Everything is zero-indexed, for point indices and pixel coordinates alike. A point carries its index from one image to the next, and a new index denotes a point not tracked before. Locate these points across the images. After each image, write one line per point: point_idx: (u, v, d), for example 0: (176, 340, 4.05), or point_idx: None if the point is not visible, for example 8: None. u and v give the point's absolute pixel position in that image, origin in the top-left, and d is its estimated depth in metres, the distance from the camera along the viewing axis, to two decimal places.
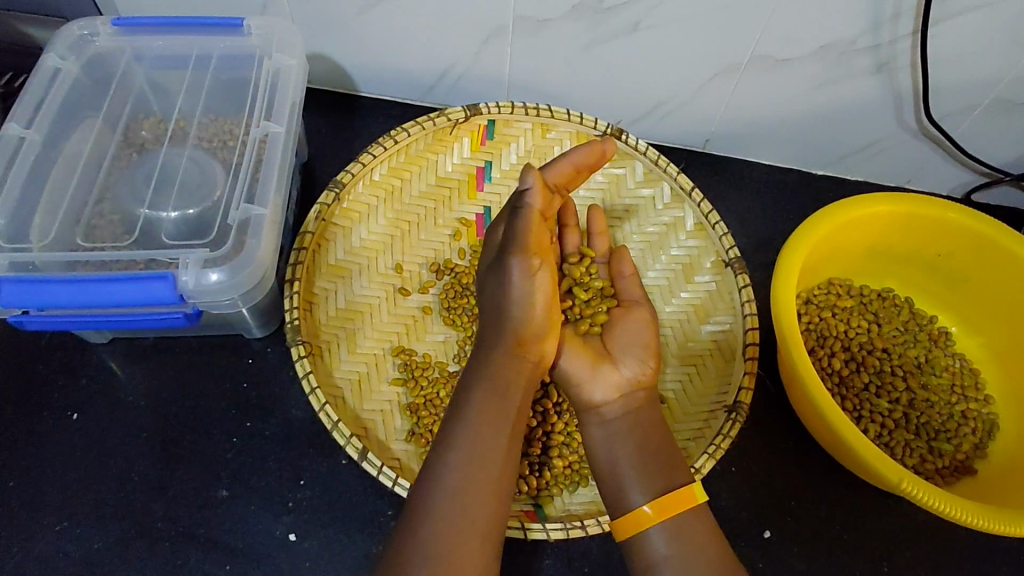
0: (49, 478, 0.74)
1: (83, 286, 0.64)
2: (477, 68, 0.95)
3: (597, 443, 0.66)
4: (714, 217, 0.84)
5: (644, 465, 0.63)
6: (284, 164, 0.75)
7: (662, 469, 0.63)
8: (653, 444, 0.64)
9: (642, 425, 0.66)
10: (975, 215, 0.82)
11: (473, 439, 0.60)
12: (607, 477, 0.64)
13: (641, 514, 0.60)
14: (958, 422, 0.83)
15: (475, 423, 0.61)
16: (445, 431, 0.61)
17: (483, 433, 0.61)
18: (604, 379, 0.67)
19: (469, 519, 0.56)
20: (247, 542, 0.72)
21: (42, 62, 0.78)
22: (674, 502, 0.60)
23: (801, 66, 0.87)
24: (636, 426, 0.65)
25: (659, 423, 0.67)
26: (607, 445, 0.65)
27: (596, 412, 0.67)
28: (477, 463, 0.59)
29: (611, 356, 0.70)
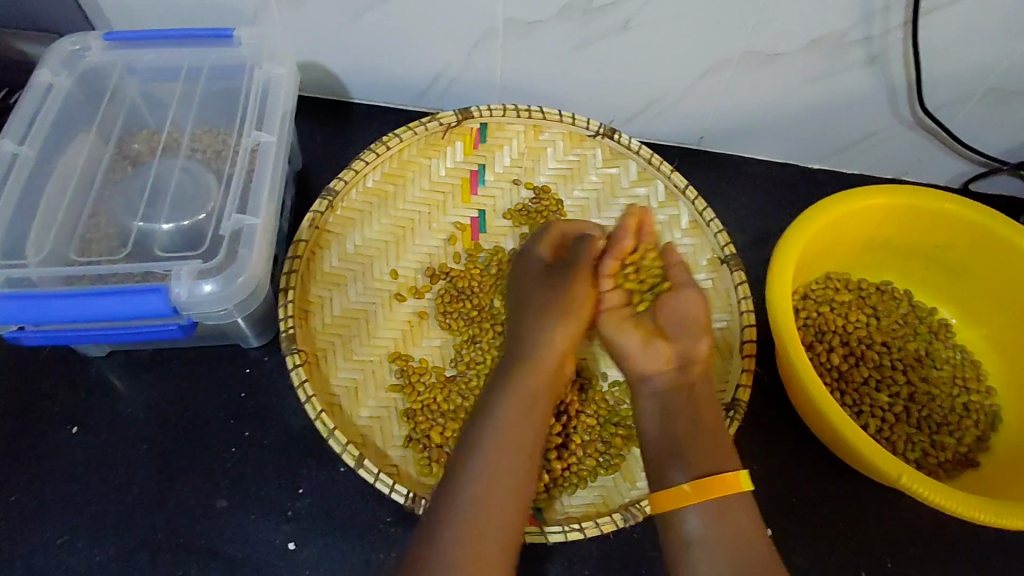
0: (51, 491, 0.75)
1: (78, 299, 0.64)
2: (469, 71, 0.95)
3: (646, 416, 0.68)
4: (709, 214, 0.84)
5: (694, 445, 0.64)
6: (275, 173, 0.75)
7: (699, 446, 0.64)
8: (705, 422, 0.65)
9: (684, 398, 0.67)
10: (972, 206, 0.81)
11: (496, 451, 0.62)
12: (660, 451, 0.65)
13: (678, 494, 0.61)
14: (959, 414, 0.82)
15: (496, 436, 0.63)
16: (463, 443, 0.63)
17: (500, 463, 0.62)
18: (656, 352, 0.69)
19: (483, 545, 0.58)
20: (247, 551, 0.72)
21: (34, 78, 0.78)
22: (706, 491, 0.61)
23: (793, 60, 0.86)
24: (688, 402, 0.67)
25: (711, 402, 0.67)
26: (659, 419, 0.67)
27: (646, 383, 0.69)
28: (496, 474, 0.61)
29: (664, 329, 0.71)
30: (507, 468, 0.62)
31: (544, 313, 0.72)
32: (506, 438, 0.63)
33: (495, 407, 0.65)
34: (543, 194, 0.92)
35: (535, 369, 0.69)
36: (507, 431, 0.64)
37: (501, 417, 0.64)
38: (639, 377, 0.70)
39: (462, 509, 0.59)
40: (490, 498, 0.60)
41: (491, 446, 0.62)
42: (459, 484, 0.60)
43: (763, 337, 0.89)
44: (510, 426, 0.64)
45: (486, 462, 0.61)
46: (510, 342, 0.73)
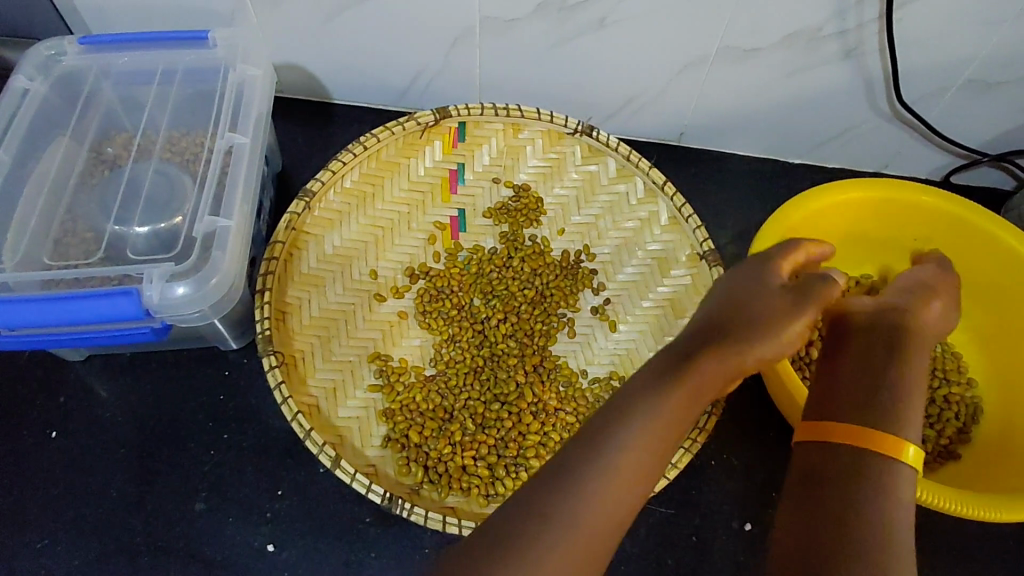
0: (29, 496, 0.74)
1: (50, 303, 0.64)
2: (448, 70, 0.95)
3: (846, 375, 0.53)
4: (688, 210, 0.84)
5: (909, 410, 0.50)
6: (249, 175, 0.75)
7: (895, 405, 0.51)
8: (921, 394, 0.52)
9: (861, 353, 0.55)
10: (949, 198, 0.82)
11: (642, 440, 0.48)
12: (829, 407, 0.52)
13: (828, 429, 0.50)
14: (940, 407, 0.82)
15: (648, 419, 0.48)
16: (611, 412, 0.49)
17: (650, 441, 0.48)
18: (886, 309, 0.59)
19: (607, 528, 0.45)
20: (226, 553, 0.72)
21: (9, 82, 0.78)
22: (865, 439, 0.48)
23: (770, 55, 0.86)
24: (889, 353, 0.54)
25: (928, 372, 0.54)
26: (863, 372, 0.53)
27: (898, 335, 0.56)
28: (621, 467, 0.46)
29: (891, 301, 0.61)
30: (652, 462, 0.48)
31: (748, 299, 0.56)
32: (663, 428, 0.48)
33: (659, 390, 0.50)
34: (522, 192, 0.92)
35: (714, 372, 0.51)
36: (666, 428, 0.48)
37: (663, 404, 0.49)
38: (847, 347, 0.56)
39: (592, 484, 0.45)
40: (630, 475, 0.47)
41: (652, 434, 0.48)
42: (603, 449, 0.47)
43: None
44: (671, 419, 0.49)
45: (631, 441, 0.47)
46: (694, 329, 0.55)
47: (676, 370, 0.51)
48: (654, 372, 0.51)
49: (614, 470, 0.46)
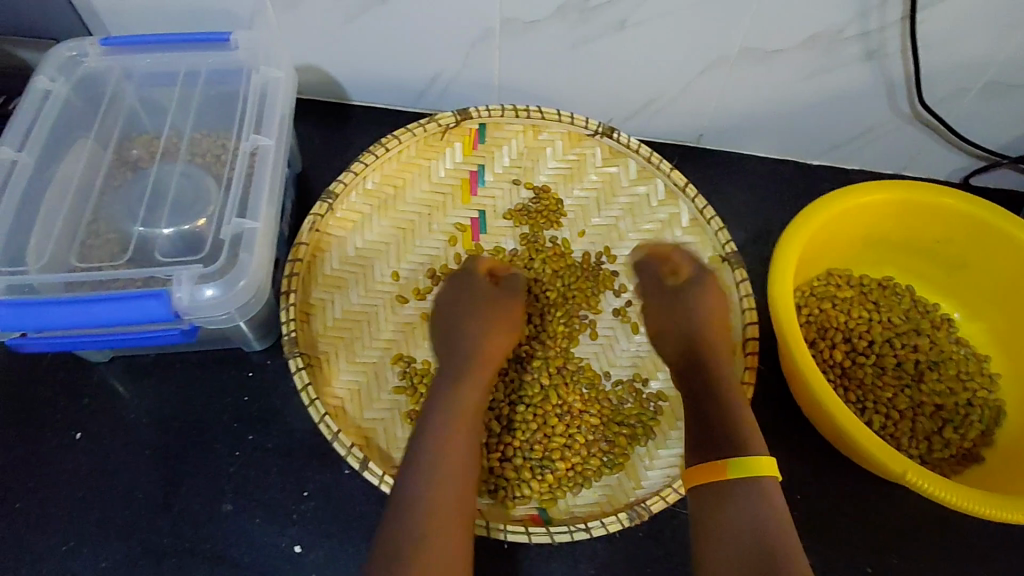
0: (55, 498, 0.74)
1: (81, 306, 0.64)
2: (467, 72, 0.95)
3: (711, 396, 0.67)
4: (710, 212, 0.84)
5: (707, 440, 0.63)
6: (274, 177, 0.75)
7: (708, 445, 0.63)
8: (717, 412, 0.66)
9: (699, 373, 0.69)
10: (971, 200, 0.81)
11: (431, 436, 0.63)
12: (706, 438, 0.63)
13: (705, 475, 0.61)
14: (963, 409, 0.82)
15: (433, 422, 0.65)
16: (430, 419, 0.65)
17: (461, 414, 0.66)
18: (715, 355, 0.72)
19: (448, 494, 0.60)
20: (253, 555, 0.72)
21: (33, 83, 0.78)
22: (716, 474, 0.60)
23: (790, 56, 0.86)
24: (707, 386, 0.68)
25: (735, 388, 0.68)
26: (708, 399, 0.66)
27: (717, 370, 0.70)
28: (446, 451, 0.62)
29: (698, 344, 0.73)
30: (466, 437, 0.64)
31: (484, 313, 0.74)
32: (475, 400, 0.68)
33: (454, 381, 0.68)
34: (543, 194, 0.91)
35: (478, 366, 0.70)
36: (468, 404, 0.67)
37: (453, 392, 0.67)
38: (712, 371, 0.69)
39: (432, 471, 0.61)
40: (456, 463, 0.62)
41: (461, 409, 0.66)
42: (417, 457, 0.62)
43: (764, 336, 0.89)
44: (453, 416, 0.65)
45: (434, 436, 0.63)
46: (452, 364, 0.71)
47: (460, 371, 0.69)
48: (440, 374, 0.70)
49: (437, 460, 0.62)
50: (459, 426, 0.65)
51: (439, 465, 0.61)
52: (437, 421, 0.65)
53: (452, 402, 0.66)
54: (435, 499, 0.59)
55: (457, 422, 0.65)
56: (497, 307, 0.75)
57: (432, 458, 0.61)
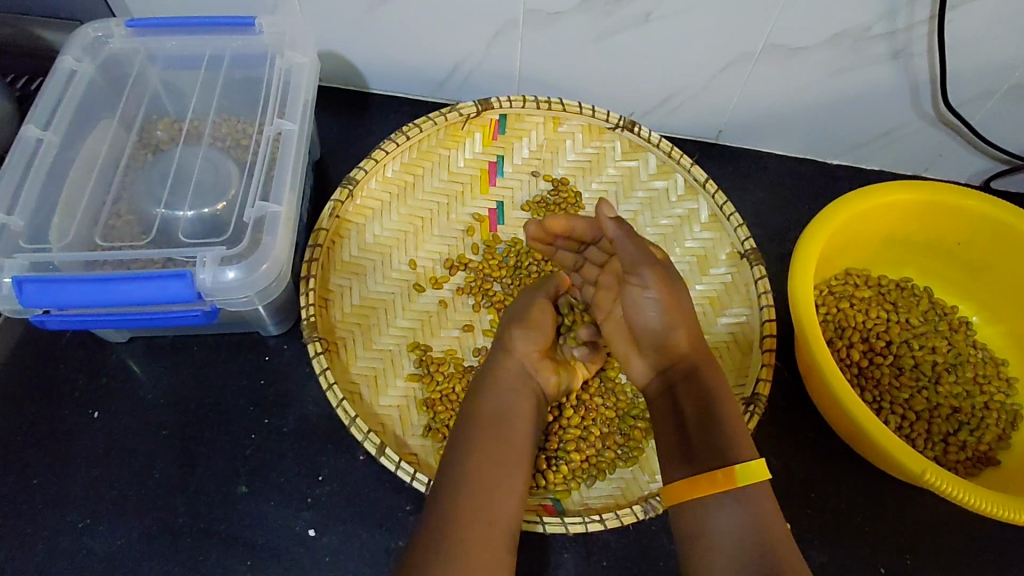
0: (72, 475, 0.75)
1: (106, 284, 0.64)
2: (488, 62, 0.95)
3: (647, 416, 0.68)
4: (729, 208, 0.84)
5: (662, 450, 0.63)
6: (297, 161, 0.75)
7: (680, 458, 0.60)
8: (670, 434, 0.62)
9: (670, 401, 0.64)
10: (994, 202, 0.80)
11: (482, 447, 0.62)
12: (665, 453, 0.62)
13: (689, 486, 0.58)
14: (980, 412, 0.81)
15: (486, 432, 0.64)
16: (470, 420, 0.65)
17: (497, 428, 0.64)
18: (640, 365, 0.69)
19: (488, 506, 0.59)
20: (268, 537, 0.73)
21: (58, 63, 0.78)
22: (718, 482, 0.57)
23: (814, 54, 0.86)
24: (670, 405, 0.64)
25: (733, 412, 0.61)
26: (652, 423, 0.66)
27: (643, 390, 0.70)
28: (495, 458, 0.62)
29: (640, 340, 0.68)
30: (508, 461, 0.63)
31: (514, 324, 0.72)
32: (515, 409, 0.67)
33: (490, 390, 0.68)
34: (561, 186, 0.91)
35: (530, 379, 0.70)
36: (511, 426, 0.66)
37: (506, 404, 0.67)
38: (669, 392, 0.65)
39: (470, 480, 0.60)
40: (496, 469, 0.61)
41: (488, 415, 0.65)
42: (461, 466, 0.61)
43: (781, 335, 0.88)
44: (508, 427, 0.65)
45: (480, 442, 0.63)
46: (502, 358, 0.70)
47: (512, 385, 0.68)
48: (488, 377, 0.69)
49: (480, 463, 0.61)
50: (489, 437, 0.63)
51: (477, 487, 0.59)
52: (486, 423, 0.65)
53: (495, 426, 0.65)
54: (475, 529, 0.57)
55: (503, 442, 0.64)
56: (525, 317, 0.72)
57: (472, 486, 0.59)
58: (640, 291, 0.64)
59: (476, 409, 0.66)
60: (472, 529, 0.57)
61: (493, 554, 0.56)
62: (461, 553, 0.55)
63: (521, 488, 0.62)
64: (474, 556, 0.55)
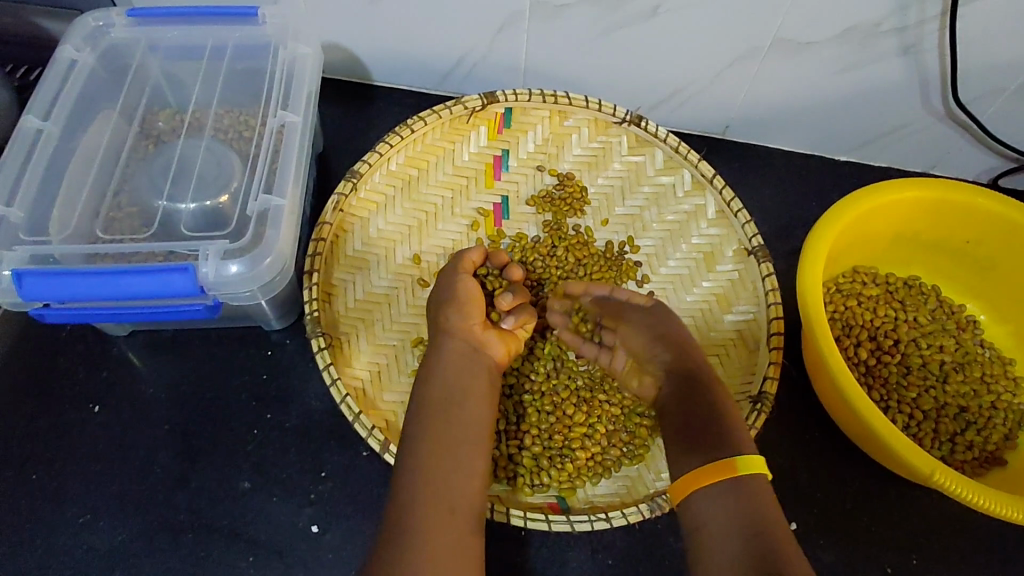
0: (73, 470, 0.74)
1: (107, 277, 0.63)
2: (493, 54, 0.93)
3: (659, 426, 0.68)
4: (737, 204, 0.83)
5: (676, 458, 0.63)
6: (301, 154, 0.74)
7: (691, 450, 0.62)
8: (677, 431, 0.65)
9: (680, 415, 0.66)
10: (1004, 200, 0.80)
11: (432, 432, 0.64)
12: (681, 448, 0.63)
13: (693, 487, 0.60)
14: (987, 412, 0.81)
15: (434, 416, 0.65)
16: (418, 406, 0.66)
17: (445, 410, 0.65)
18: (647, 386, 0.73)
19: (446, 489, 0.60)
20: (271, 534, 0.72)
21: (58, 53, 0.77)
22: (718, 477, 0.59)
23: (824, 49, 0.84)
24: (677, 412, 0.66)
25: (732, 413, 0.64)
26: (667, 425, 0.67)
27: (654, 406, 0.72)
28: (444, 440, 0.63)
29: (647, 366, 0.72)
30: (460, 442, 0.64)
31: (443, 305, 0.72)
32: (465, 389, 0.68)
33: (433, 372, 0.68)
34: (567, 180, 0.90)
35: (477, 356, 0.70)
36: (459, 405, 0.66)
37: (451, 385, 0.67)
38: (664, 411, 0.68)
39: (422, 467, 0.61)
40: (448, 452, 0.62)
41: (438, 400, 0.66)
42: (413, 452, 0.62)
43: (789, 333, 0.88)
44: (456, 408, 0.66)
45: (428, 427, 0.64)
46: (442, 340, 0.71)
47: (455, 363, 0.69)
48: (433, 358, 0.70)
49: (431, 448, 0.62)
50: (438, 423, 0.64)
51: (431, 472, 0.60)
52: (433, 409, 0.66)
53: (442, 409, 0.65)
54: (431, 514, 0.58)
55: (451, 422, 0.65)
56: (451, 295, 0.72)
57: (424, 472, 0.60)
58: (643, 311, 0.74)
59: (424, 393, 0.67)
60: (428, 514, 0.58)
61: (456, 538, 0.57)
62: (420, 539, 0.56)
63: (482, 468, 0.63)
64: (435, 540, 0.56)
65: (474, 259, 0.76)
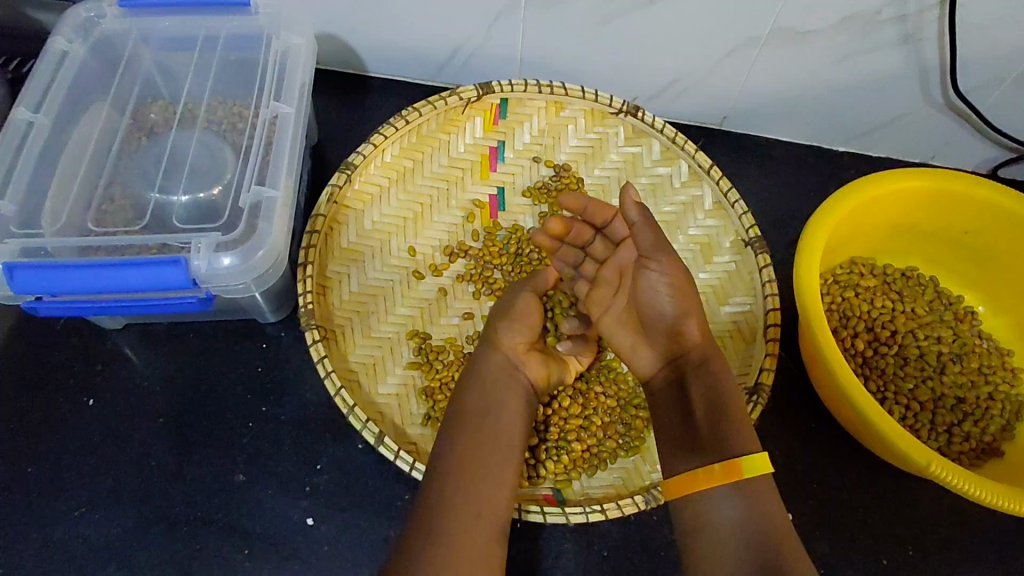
0: (68, 463, 0.74)
1: (99, 270, 0.63)
2: (490, 45, 0.93)
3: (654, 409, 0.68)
4: (734, 195, 0.82)
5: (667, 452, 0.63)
6: (294, 145, 0.74)
7: (687, 450, 0.61)
8: (674, 426, 0.64)
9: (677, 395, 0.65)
10: (1004, 191, 0.79)
11: (469, 445, 0.62)
12: (675, 440, 0.63)
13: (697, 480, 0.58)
14: (984, 403, 0.81)
15: (473, 429, 0.64)
16: (456, 417, 0.65)
17: (485, 425, 0.64)
18: (645, 354, 0.70)
19: (477, 502, 0.59)
20: (266, 526, 0.72)
21: (49, 44, 0.77)
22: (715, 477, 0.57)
23: (822, 38, 0.84)
24: (677, 394, 0.66)
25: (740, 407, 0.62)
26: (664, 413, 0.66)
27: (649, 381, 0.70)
28: (481, 453, 0.62)
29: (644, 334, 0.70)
30: (497, 457, 0.63)
31: (501, 317, 0.73)
32: (506, 405, 0.67)
33: (477, 385, 0.68)
34: (563, 172, 0.90)
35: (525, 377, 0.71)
36: (500, 422, 0.65)
37: (495, 401, 0.67)
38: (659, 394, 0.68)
39: (455, 476, 0.60)
40: (483, 466, 0.61)
41: (472, 407, 0.66)
42: (446, 463, 0.61)
43: (786, 324, 0.87)
44: (497, 423, 0.65)
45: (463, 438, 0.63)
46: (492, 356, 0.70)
47: (502, 379, 0.69)
48: (479, 372, 0.69)
49: (465, 461, 0.61)
50: (475, 436, 0.63)
51: (463, 483, 0.59)
52: (471, 419, 0.65)
53: (481, 425, 0.64)
54: (460, 526, 0.56)
55: (490, 438, 0.64)
56: (510, 309, 0.73)
57: (458, 485, 0.59)
58: (656, 275, 0.64)
59: (462, 404, 0.66)
60: (457, 525, 0.56)
61: (480, 544, 0.56)
62: (445, 548, 0.55)
63: (511, 483, 0.62)
64: (460, 551, 0.55)
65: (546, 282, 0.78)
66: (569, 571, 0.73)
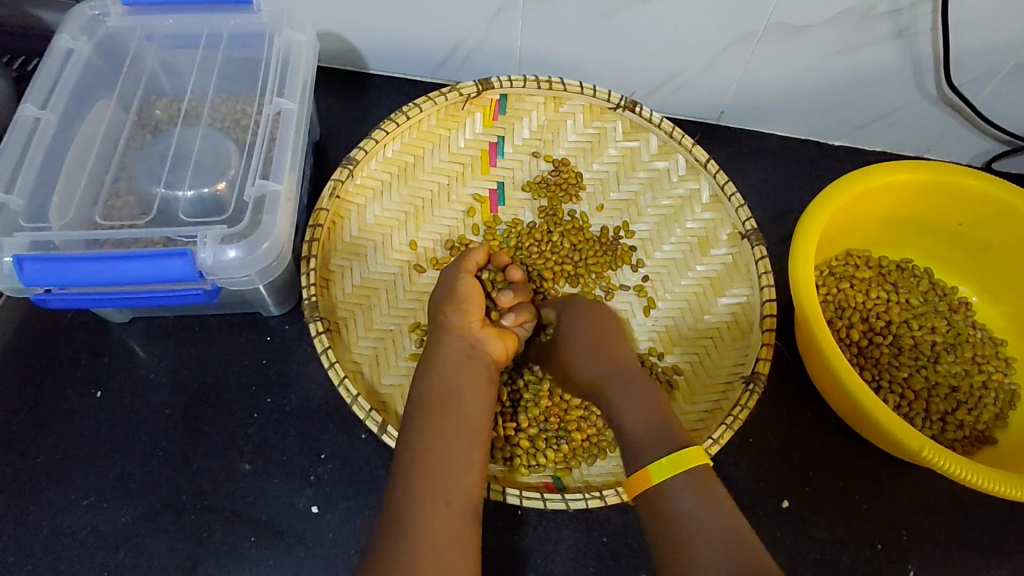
0: (76, 454, 0.75)
1: (105, 263, 0.64)
2: (489, 41, 0.94)
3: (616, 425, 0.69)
4: (730, 188, 0.83)
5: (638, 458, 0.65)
6: (296, 140, 0.75)
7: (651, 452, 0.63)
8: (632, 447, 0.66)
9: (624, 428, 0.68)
10: (998, 183, 0.80)
11: (429, 432, 0.63)
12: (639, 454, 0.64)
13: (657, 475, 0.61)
14: (977, 392, 0.82)
15: (430, 415, 0.65)
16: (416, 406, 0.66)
17: (441, 410, 0.65)
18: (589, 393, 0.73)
19: (440, 487, 0.59)
20: (271, 514, 0.74)
21: (54, 42, 0.78)
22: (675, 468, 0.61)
23: (817, 33, 0.85)
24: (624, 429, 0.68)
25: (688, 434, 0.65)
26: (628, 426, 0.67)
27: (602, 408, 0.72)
28: (439, 438, 0.63)
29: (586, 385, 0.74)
30: (455, 440, 0.63)
31: (443, 303, 0.73)
32: (463, 387, 0.67)
33: (428, 372, 0.69)
34: (562, 167, 0.91)
35: (477, 357, 0.70)
36: (456, 404, 0.66)
37: (448, 384, 0.67)
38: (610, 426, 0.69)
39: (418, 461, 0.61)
40: (444, 450, 0.62)
41: (433, 397, 0.66)
42: (409, 450, 0.62)
43: (783, 315, 0.89)
44: (449, 407, 0.66)
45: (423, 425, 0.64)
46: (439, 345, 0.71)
47: (455, 363, 0.69)
48: (429, 359, 0.70)
49: (426, 446, 0.62)
50: (435, 421, 0.64)
51: (424, 468, 0.60)
52: (428, 406, 0.66)
53: (438, 410, 0.65)
54: (428, 511, 0.57)
55: (447, 421, 0.64)
56: (450, 293, 0.73)
57: (421, 471, 0.60)
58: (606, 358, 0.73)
59: (422, 391, 0.67)
60: (422, 510, 0.57)
61: (452, 529, 0.57)
62: (417, 533, 0.56)
63: (478, 465, 0.63)
64: (433, 535, 0.56)
65: (478, 260, 0.78)
66: (569, 557, 0.74)
